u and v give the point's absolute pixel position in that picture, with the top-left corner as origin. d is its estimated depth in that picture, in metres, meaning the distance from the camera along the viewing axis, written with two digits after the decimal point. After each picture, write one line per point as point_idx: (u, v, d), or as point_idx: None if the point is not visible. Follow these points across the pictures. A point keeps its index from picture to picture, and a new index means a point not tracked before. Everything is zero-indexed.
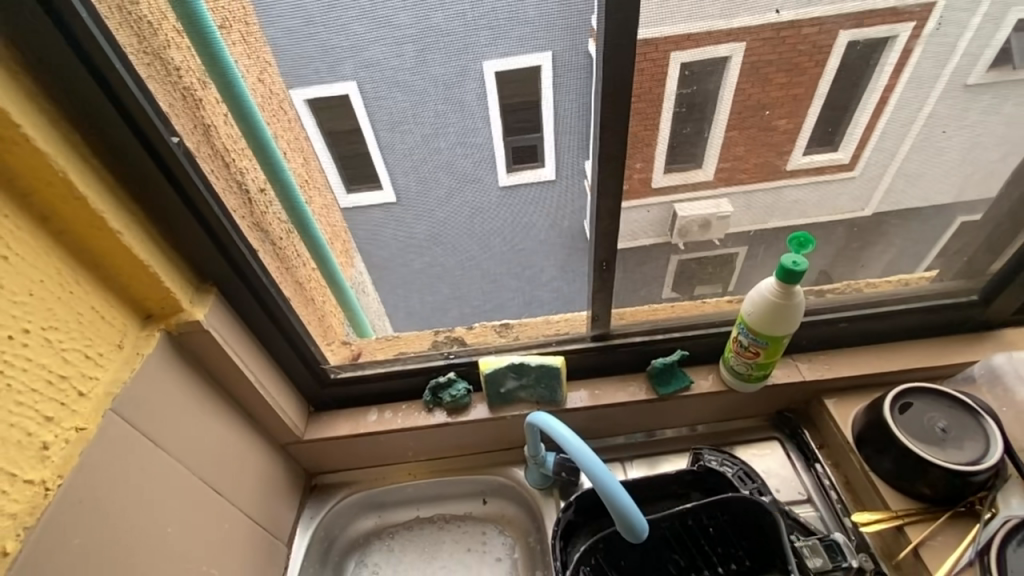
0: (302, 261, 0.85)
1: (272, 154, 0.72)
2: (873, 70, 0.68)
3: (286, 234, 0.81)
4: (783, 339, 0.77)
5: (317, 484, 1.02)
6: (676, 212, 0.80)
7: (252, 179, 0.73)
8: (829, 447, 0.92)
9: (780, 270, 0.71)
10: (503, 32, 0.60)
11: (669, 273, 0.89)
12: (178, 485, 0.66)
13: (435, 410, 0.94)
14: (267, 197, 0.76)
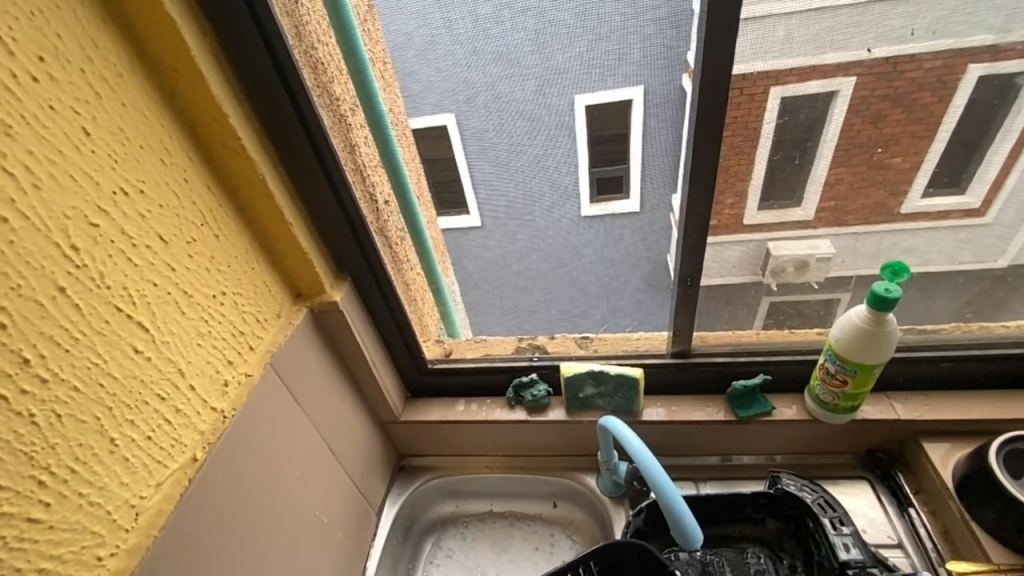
0: (410, 264, 0.98)
1: (398, 172, 0.86)
2: (1007, 110, 0.78)
3: (402, 239, 0.94)
4: (874, 368, 0.76)
5: (404, 466, 1.13)
6: (768, 249, 0.88)
7: (381, 192, 0.86)
8: (927, 493, 0.86)
9: (870, 296, 0.71)
10: (612, 67, 0.72)
11: (760, 311, 0.97)
12: (305, 437, 0.79)
13: (516, 407, 1.01)
14: (389, 209, 0.89)
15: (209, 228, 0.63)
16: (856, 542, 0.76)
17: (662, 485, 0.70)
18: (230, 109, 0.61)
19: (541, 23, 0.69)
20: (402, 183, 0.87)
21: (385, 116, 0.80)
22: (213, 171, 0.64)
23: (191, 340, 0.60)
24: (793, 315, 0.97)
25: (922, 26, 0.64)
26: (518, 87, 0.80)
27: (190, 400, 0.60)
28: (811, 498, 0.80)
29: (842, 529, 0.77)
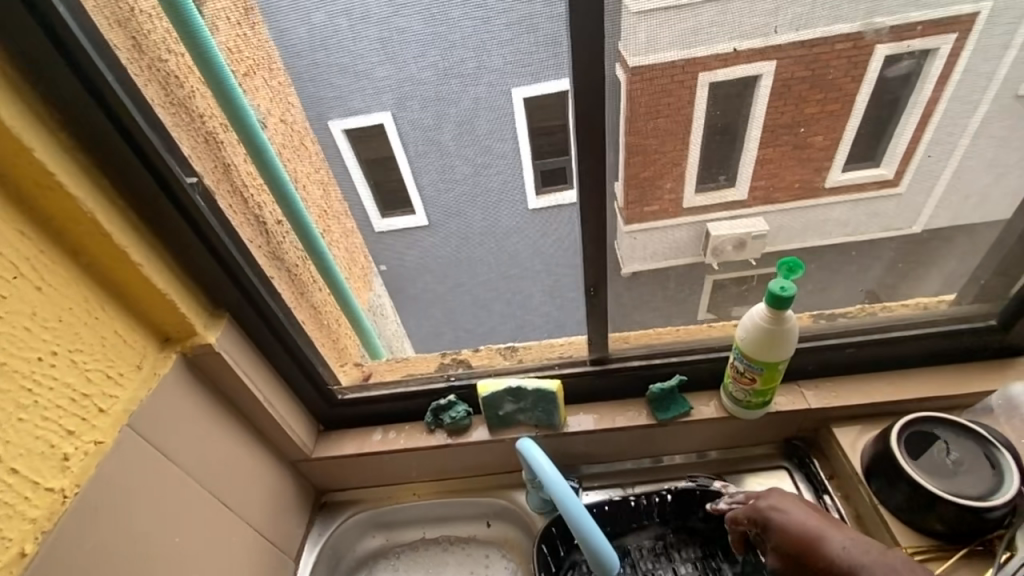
0: (315, 285, 0.91)
1: (288, 193, 0.77)
2: (916, 80, 0.71)
3: (302, 261, 0.87)
4: (779, 365, 0.76)
5: (326, 501, 1.06)
6: (710, 231, 0.83)
7: (269, 212, 0.79)
8: (839, 477, 0.89)
9: (768, 296, 0.71)
10: (473, 79, 0.65)
11: (705, 294, 0.92)
12: (187, 496, 0.71)
13: (436, 431, 0.96)
14: (283, 230, 0.82)
15: (24, 281, 0.54)
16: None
17: (577, 517, 0.68)
18: (35, 141, 0.52)
19: (386, 32, 0.61)
20: (293, 205, 0.79)
21: (262, 134, 0.71)
22: (26, 213, 0.54)
23: (8, 416, 0.51)
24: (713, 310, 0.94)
25: (786, 23, 0.63)
26: (376, 104, 0.68)
27: (11, 486, 0.51)
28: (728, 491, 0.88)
29: None
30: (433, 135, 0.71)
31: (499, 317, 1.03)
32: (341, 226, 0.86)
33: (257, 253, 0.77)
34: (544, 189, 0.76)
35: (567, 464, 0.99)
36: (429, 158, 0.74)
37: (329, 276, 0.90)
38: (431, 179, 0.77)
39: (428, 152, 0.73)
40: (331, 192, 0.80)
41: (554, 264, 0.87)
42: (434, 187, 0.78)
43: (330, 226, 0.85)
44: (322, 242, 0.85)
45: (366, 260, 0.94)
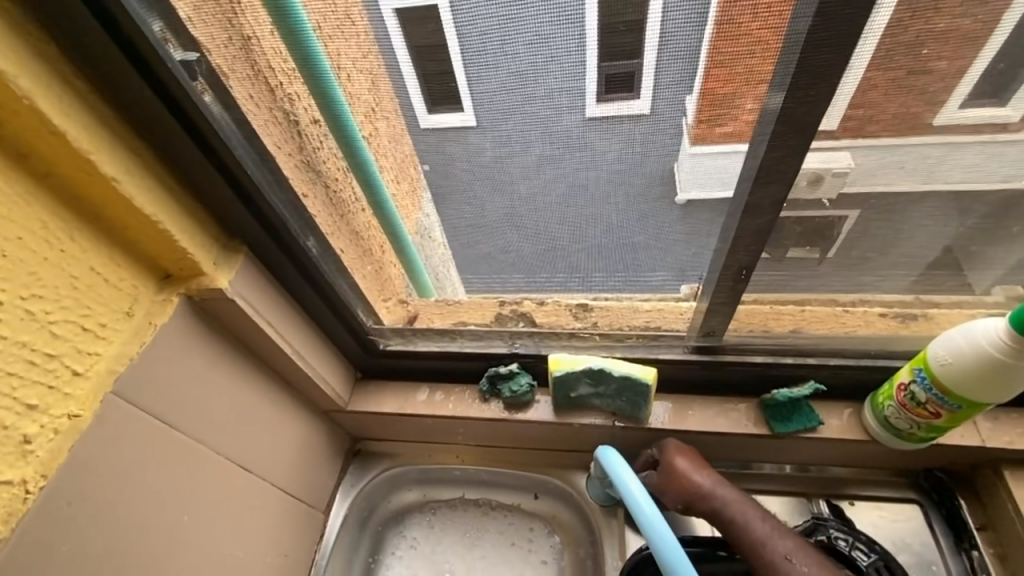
0: (356, 206, 0.68)
1: (330, 87, 0.53)
2: None
3: (342, 174, 0.64)
4: (985, 406, 0.54)
5: (360, 450, 0.95)
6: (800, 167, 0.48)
7: (303, 110, 0.56)
8: (994, 532, 0.69)
9: (1022, 314, 0.48)
10: None
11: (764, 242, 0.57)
12: (195, 468, 0.59)
13: (490, 402, 0.81)
14: (320, 131, 0.59)
15: None
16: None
17: (641, 511, 0.56)
18: None
19: None
20: (334, 97, 0.54)
21: None
22: None
23: None
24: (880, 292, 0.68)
25: None
26: None
27: None
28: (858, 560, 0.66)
29: None
30: (520, 30, 0.43)
31: (598, 270, 0.68)
32: (387, 129, 0.56)
33: (281, 163, 0.57)
34: (605, 98, 0.46)
35: None
36: (507, 64, 0.45)
37: (377, 204, 0.67)
38: (507, 102, 0.49)
39: (509, 56, 0.44)
40: (377, 80, 0.51)
41: (694, 231, 0.59)
42: (514, 112, 0.50)
43: (375, 130, 0.57)
44: (370, 155, 0.61)
45: (418, 183, 0.62)
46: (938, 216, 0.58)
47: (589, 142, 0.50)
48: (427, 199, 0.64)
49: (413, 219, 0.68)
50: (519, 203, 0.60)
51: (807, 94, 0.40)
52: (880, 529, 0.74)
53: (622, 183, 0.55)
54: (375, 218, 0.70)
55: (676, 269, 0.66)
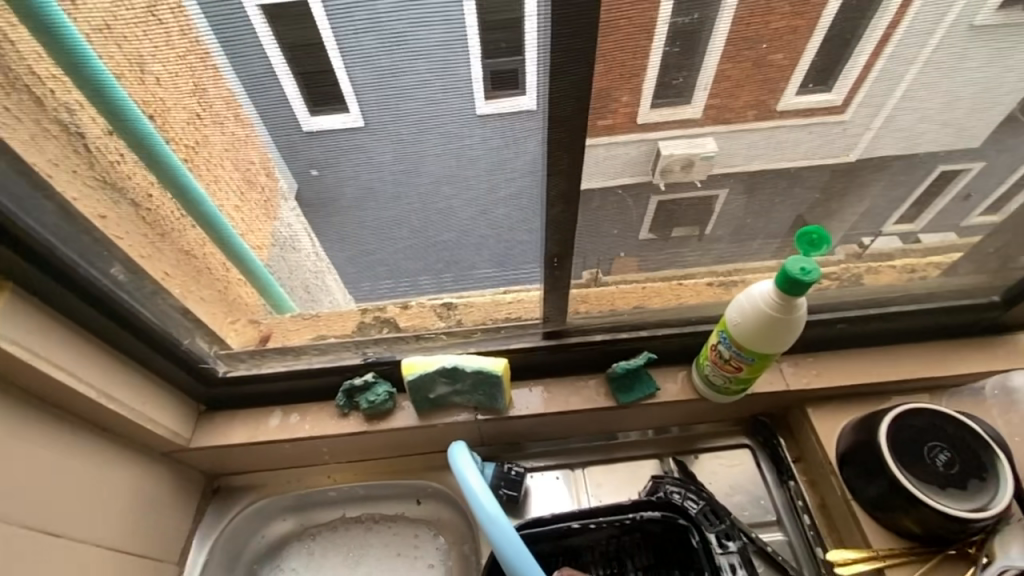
0: (181, 225, 0.64)
1: (116, 100, 0.50)
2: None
3: (155, 192, 0.60)
4: (773, 356, 0.62)
5: (220, 487, 0.88)
6: (660, 151, 0.56)
7: (88, 121, 0.52)
8: (806, 462, 0.81)
9: (781, 276, 0.55)
10: None
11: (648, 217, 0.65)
12: None
13: (350, 415, 0.78)
14: (117, 147, 0.55)
15: None
16: (743, 562, 0.67)
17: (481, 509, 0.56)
18: None
19: None
20: (127, 110, 0.51)
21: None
22: None
23: None
24: (701, 265, 0.76)
25: None
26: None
27: None
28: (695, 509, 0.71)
29: (728, 546, 0.68)
30: (399, 26, 0.43)
31: (422, 271, 0.71)
32: (221, 134, 0.54)
33: (60, 182, 0.53)
34: (493, 95, 0.48)
35: (511, 445, 0.86)
36: (386, 58, 0.45)
37: (204, 222, 0.64)
38: (384, 97, 0.48)
39: (390, 51, 0.45)
40: (201, 80, 0.49)
41: (500, 225, 0.62)
42: (401, 110, 0.50)
43: (206, 138, 0.55)
44: (182, 169, 0.57)
45: (273, 194, 0.59)
46: (724, 196, 0.65)
47: (454, 137, 0.52)
48: (299, 211, 0.61)
49: (262, 233, 0.66)
50: (382, 200, 0.59)
51: (559, 100, 0.46)
52: (720, 475, 0.83)
53: (479, 180, 0.56)
54: (208, 239, 0.66)
55: (522, 264, 0.68)
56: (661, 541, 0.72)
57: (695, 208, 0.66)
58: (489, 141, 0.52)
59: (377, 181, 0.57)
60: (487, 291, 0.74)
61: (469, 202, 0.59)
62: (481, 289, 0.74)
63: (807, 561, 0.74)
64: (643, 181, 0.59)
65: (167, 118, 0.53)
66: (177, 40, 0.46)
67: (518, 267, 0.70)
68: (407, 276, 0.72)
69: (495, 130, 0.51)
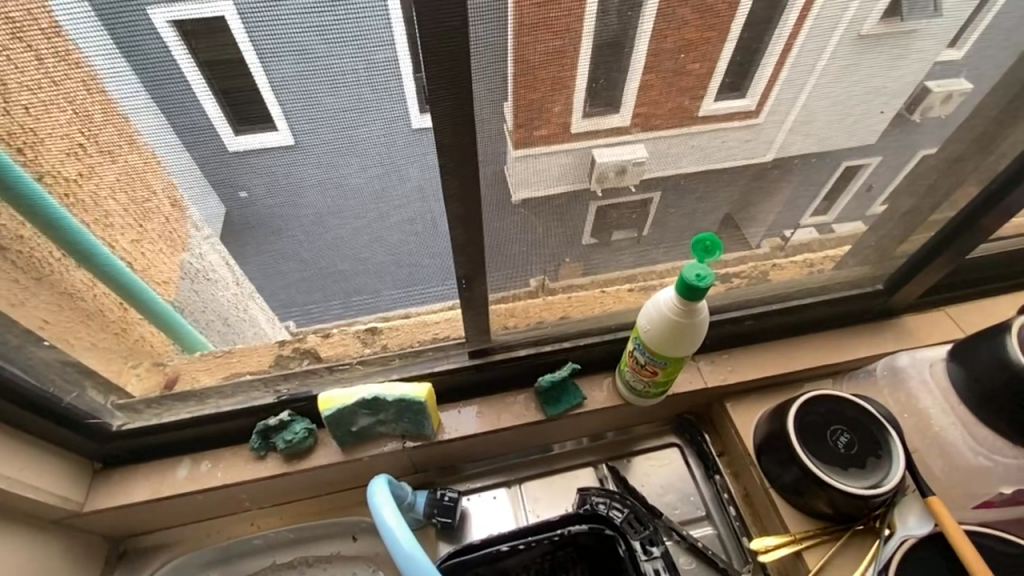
0: (63, 268, 0.58)
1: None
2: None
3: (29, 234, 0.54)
4: (683, 359, 0.64)
5: (126, 550, 0.80)
6: (593, 159, 0.58)
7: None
8: (729, 455, 0.84)
9: (680, 284, 0.57)
10: None
11: (588, 223, 0.66)
12: None
13: (268, 458, 0.73)
14: None
15: None
16: (667, 566, 0.70)
17: (397, 545, 0.55)
18: None
19: None
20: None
21: None
22: None
23: None
24: (620, 273, 0.77)
25: None
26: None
27: None
28: (620, 518, 0.74)
29: (653, 552, 0.70)
30: (328, 44, 0.42)
31: (328, 298, 0.68)
32: (112, 165, 0.50)
33: None
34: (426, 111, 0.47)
35: (445, 469, 0.84)
36: (299, 78, 0.43)
37: (91, 261, 0.58)
38: (312, 113, 0.46)
39: (302, 72, 0.43)
40: (84, 109, 0.45)
41: (398, 251, 0.62)
42: (329, 127, 0.48)
43: (93, 171, 0.50)
44: (59, 208, 0.53)
45: (180, 222, 0.56)
46: (630, 206, 0.67)
47: (384, 155, 0.51)
48: (216, 238, 0.58)
49: (165, 267, 0.62)
50: (305, 222, 0.57)
51: (440, 125, 0.47)
52: (651, 476, 0.85)
53: (408, 199, 0.55)
54: (98, 279, 0.61)
55: (432, 284, 0.68)
56: (593, 552, 0.73)
57: (605, 221, 0.68)
58: (418, 159, 0.51)
59: (302, 203, 0.54)
60: (415, 313, 0.73)
61: (376, 224, 0.58)
62: (408, 311, 0.73)
63: (736, 552, 0.77)
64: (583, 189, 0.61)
65: (41, 151, 0.48)
66: (53, 67, 0.42)
67: (431, 288, 0.68)
68: (316, 306, 0.69)
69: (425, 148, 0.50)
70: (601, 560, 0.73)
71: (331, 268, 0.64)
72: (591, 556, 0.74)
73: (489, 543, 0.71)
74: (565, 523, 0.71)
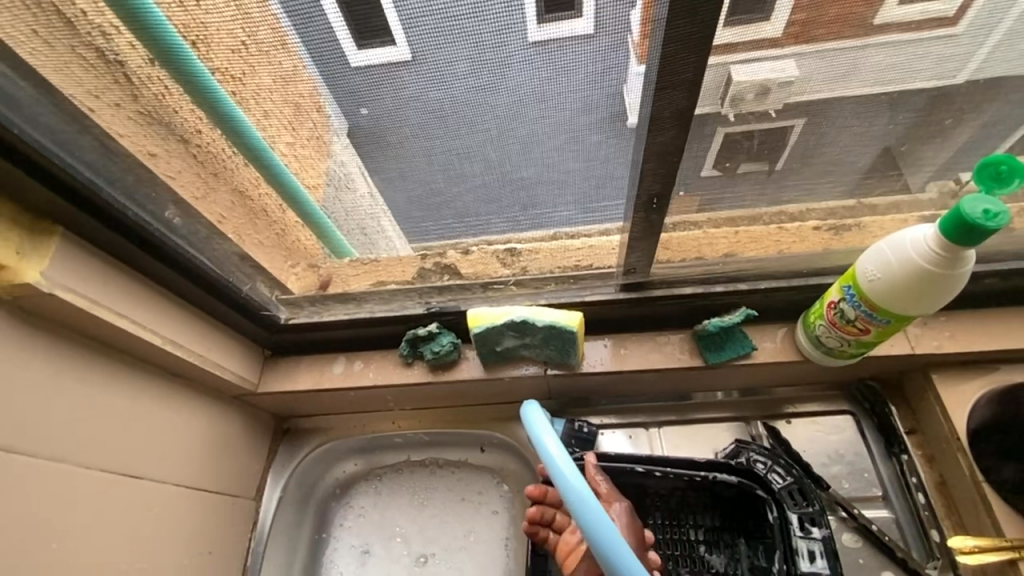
0: (238, 167, 0.58)
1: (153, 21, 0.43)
2: None
3: (206, 129, 0.53)
4: (912, 318, 0.51)
5: (289, 428, 0.89)
6: (730, 77, 0.45)
7: (127, 47, 0.46)
8: (923, 435, 0.70)
9: (951, 219, 0.43)
10: None
11: (710, 153, 0.53)
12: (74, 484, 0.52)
13: (414, 366, 0.74)
14: (159, 76, 0.48)
15: None
16: (825, 551, 0.59)
17: (563, 480, 0.49)
18: None
19: None
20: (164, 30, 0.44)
21: None
22: None
23: None
24: (819, 206, 0.63)
25: None
26: None
27: None
28: (779, 484, 0.63)
29: (812, 532, 0.60)
30: None
31: (496, 214, 0.62)
32: (269, 67, 0.47)
33: (114, 112, 0.49)
34: (545, 20, 0.41)
35: (579, 400, 0.80)
36: None
37: (256, 158, 0.56)
38: (468, 6, 0.40)
39: None
40: None
41: (594, 157, 0.52)
42: (509, 14, 0.40)
43: (254, 69, 0.47)
44: (225, 97, 0.49)
45: (324, 131, 0.53)
46: (862, 115, 0.52)
47: (538, 62, 0.44)
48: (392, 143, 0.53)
49: (314, 171, 0.58)
50: (474, 125, 0.50)
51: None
52: (816, 443, 0.74)
53: (564, 112, 0.48)
54: (263, 179, 0.59)
55: (587, 214, 0.61)
56: (732, 505, 0.67)
57: (822, 136, 0.54)
58: (587, 69, 0.44)
59: (521, 87, 0.46)
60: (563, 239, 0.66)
61: (581, 122, 0.49)
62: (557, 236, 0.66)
63: (919, 543, 0.66)
64: (709, 113, 0.48)
65: (212, 46, 0.46)
66: None
67: (607, 210, 0.59)
68: (483, 224, 0.64)
69: (611, 48, 0.42)
70: (744, 517, 0.67)
71: (513, 178, 0.56)
72: (733, 509, 0.68)
73: (622, 464, 0.67)
74: (718, 469, 0.65)
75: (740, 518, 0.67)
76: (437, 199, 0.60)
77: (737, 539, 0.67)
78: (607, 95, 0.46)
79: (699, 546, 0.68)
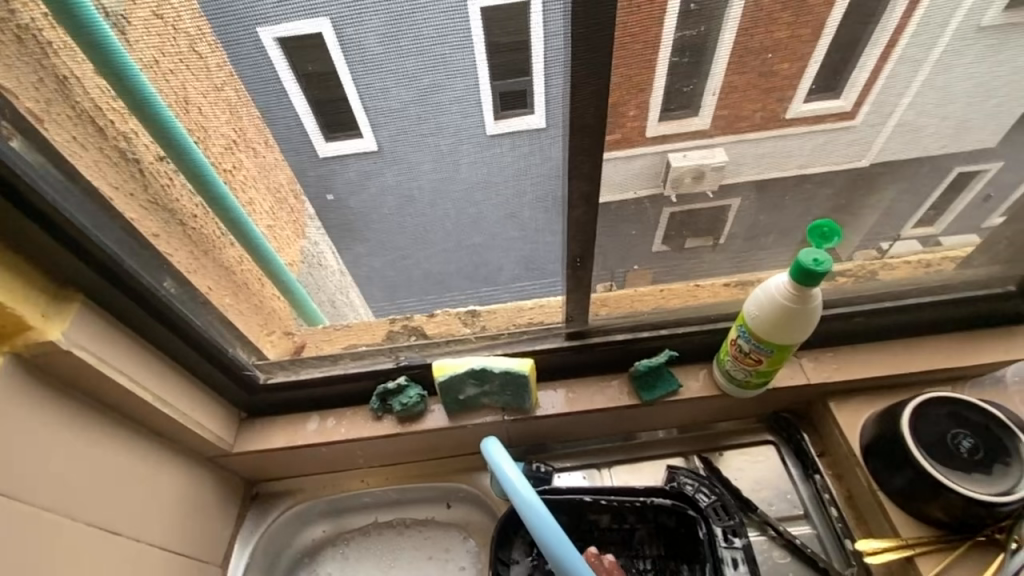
0: (225, 242, 0.69)
1: (171, 128, 0.55)
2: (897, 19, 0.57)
3: (201, 211, 0.65)
4: (790, 348, 0.64)
5: (258, 492, 0.91)
6: (669, 163, 0.62)
7: (143, 148, 0.57)
8: (831, 455, 0.81)
9: (796, 268, 0.58)
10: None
11: (659, 228, 0.71)
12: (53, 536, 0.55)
13: (383, 419, 0.81)
14: (166, 166, 0.60)
15: None
16: (746, 558, 0.70)
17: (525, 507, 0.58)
18: None
19: None
20: (179, 138, 0.56)
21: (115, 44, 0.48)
22: None
23: None
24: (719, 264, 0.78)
25: None
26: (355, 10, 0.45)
27: None
28: (706, 502, 0.75)
29: (733, 542, 0.71)
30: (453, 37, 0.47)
31: (455, 274, 0.76)
32: (252, 158, 0.59)
33: (132, 199, 0.59)
34: (506, 115, 0.53)
35: (537, 445, 0.87)
36: (427, 78, 0.50)
37: (243, 234, 0.68)
38: (427, 126, 0.54)
39: (431, 71, 0.49)
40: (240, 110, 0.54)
41: (527, 228, 0.66)
42: (456, 130, 0.54)
43: (244, 161, 0.59)
44: (223, 188, 0.62)
45: (301, 214, 0.65)
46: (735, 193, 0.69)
47: (480, 161, 0.58)
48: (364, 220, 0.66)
49: (293, 248, 0.71)
50: (435, 203, 0.64)
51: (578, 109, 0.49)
52: (746, 471, 0.83)
53: (502, 196, 0.62)
54: (246, 254, 0.71)
55: (520, 273, 0.75)
56: (672, 532, 0.74)
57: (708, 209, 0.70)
58: (514, 165, 0.58)
59: (470, 177, 0.60)
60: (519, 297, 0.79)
61: (516, 203, 0.62)
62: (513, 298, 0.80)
63: (838, 553, 0.75)
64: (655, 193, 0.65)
65: (211, 146, 0.58)
66: (218, 76, 0.51)
67: (546, 272, 0.73)
68: (445, 281, 0.77)
69: (531, 152, 0.56)
70: (684, 541, 0.74)
71: (468, 245, 0.70)
72: (675, 535, 0.74)
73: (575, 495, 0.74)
74: (657, 494, 0.73)
75: (680, 544, 0.74)
76: (405, 263, 0.74)
77: (680, 564, 0.74)
78: (521, 183, 0.60)
79: (647, 574, 0.74)
